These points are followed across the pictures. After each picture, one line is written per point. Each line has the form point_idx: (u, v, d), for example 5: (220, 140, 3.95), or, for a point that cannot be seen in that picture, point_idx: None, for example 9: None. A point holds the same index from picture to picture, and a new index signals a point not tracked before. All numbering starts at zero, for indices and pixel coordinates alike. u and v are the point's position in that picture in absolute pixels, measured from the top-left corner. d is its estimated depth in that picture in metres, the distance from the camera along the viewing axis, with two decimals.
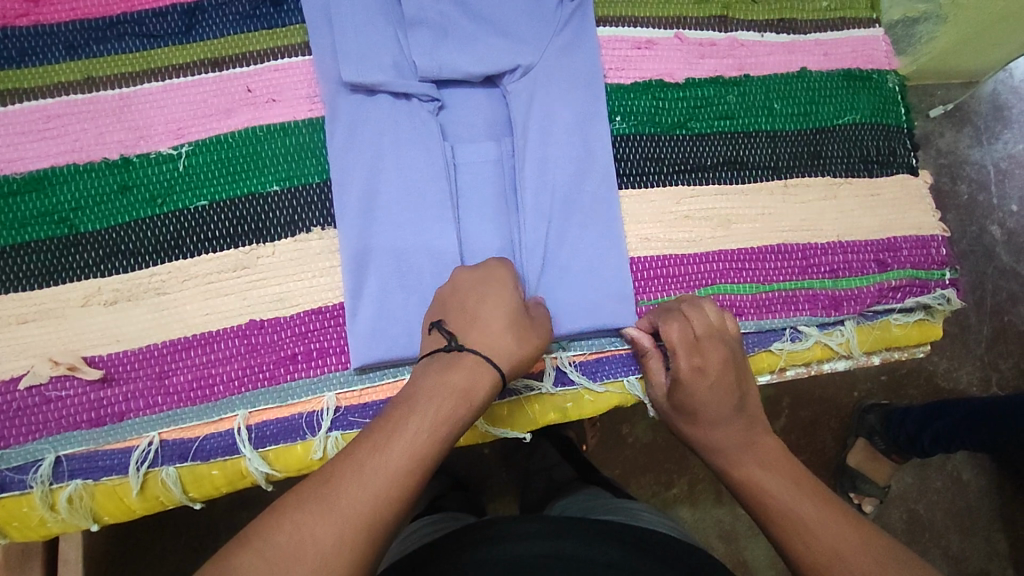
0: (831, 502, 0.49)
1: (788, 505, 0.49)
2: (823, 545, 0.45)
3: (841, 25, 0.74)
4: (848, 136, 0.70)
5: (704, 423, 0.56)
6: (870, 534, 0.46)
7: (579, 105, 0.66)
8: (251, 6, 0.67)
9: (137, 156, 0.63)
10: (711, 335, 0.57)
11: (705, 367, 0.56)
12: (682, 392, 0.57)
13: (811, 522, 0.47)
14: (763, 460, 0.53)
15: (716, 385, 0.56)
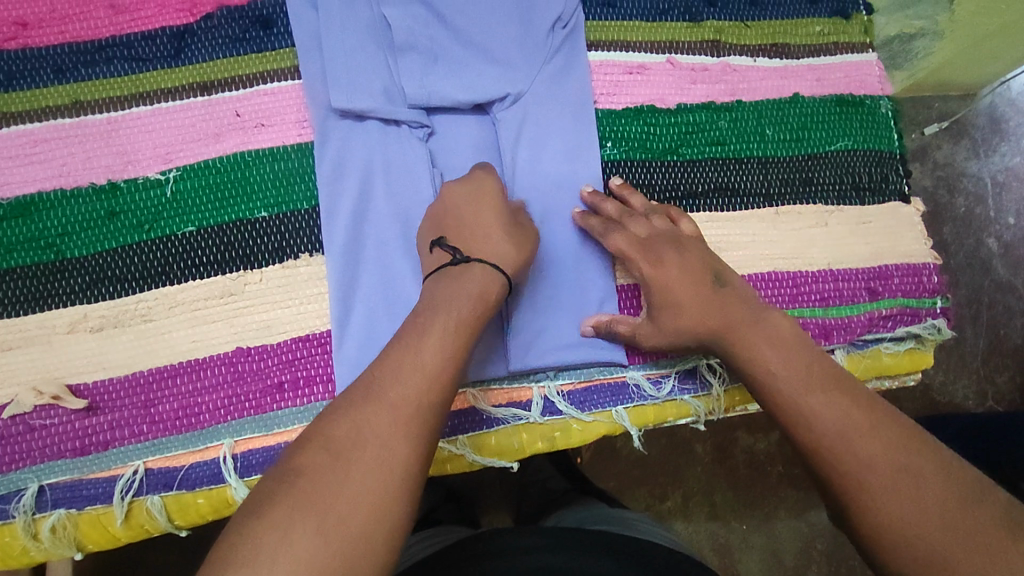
0: (841, 392, 0.49)
1: (792, 392, 0.51)
2: (831, 431, 0.48)
3: (833, 49, 0.74)
4: (839, 163, 0.70)
5: (687, 313, 0.57)
6: (879, 417, 0.48)
7: (568, 131, 0.67)
8: (240, 30, 0.66)
9: (125, 181, 0.63)
10: (659, 236, 0.61)
11: (661, 256, 0.59)
12: (656, 287, 0.59)
13: (818, 409, 0.49)
14: (769, 344, 0.54)
15: (684, 276, 0.58)
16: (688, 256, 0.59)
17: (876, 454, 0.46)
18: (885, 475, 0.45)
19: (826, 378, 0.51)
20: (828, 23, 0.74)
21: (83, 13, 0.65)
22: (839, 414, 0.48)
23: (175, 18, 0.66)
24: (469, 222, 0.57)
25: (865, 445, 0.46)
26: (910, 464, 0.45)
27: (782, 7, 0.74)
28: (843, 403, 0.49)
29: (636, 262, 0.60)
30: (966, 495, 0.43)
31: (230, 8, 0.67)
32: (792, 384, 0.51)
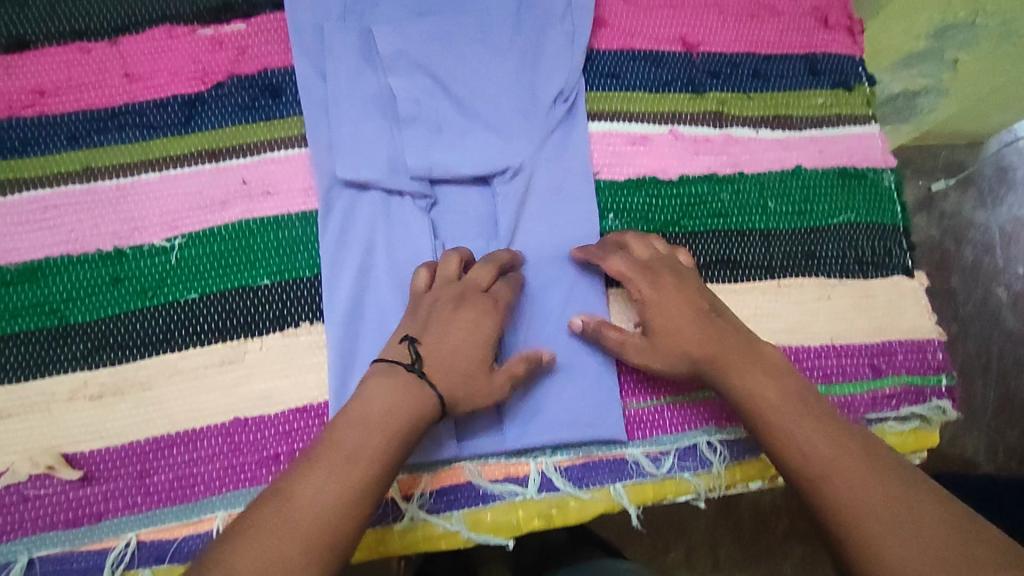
0: (835, 424, 0.51)
1: (777, 419, 0.53)
2: (817, 456, 0.49)
3: (836, 121, 0.74)
4: (841, 236, 0.70)
5: (682, 335, 0.58)
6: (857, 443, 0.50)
7: (566, 202, 0.68)
8: (249, 98, 0.68)
9: (130, 248, 0.63)
10: (658, 260, 0.62)
11: (663, 289, 0.60)
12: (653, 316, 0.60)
13: (803, 435, 0.51)
14: (757, 371, 0.56)
15: (682, 301, 0.60)
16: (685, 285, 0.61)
17: (858, 477, 0.48)
18: (880, 508, 0.46)
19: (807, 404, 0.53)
20: (831, 96, 0.75)
21: (99, 81, 0.67)
22: (832, 444, 0.50)
23: (186, 86, 0.68)
24: (458, 309, 0.57)
25: (858, 478, 0.47)
26: (905, 499, 0.46)
27: (784, 79, 0.74)
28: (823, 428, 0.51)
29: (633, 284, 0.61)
30: (959, 526, 0.44)
31: (241, 78, 0.68)
32: (785, 414, 0.53)
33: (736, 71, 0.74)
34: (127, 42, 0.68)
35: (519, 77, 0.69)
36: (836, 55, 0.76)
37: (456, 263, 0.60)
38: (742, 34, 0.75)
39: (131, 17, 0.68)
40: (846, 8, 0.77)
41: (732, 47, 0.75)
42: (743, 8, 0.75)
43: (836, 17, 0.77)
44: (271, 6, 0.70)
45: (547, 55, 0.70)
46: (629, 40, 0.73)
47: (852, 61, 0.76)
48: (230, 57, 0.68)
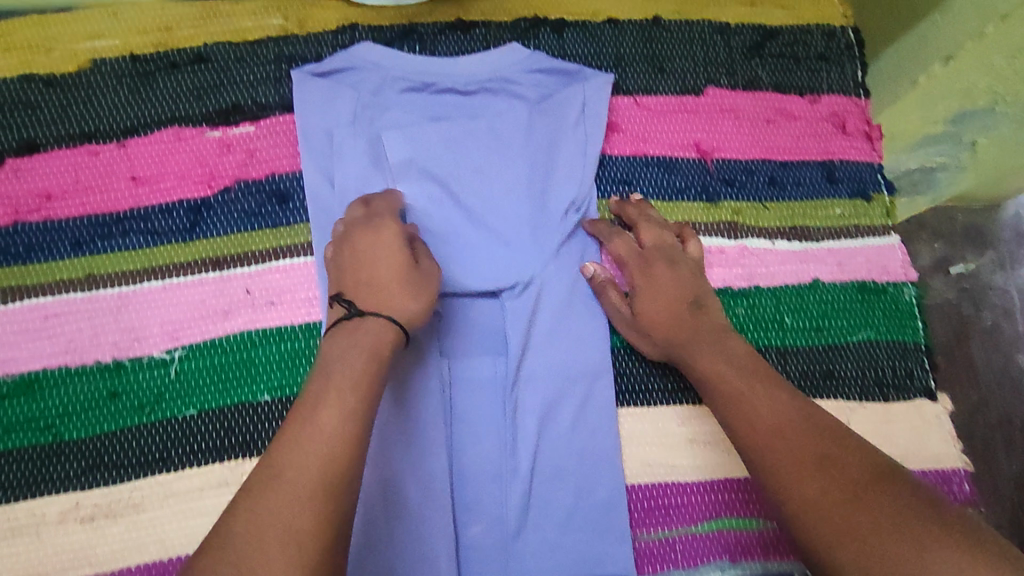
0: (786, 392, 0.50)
1: (736, 388, 0.52)
2: (766, 424, 0.48)
3: (854, 232, 0.73)
4: (861, 355, 0.68)
5: (665, 304, 0.62)
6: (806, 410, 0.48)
7: (576, 319, 0.67)
8: (256, 203, 0.66)
9: (129, 359, 0.62)
10: (654, 248, 0.66)
11: (653, 271, 0.64)
12: (640, 299, 0.63)
13: (757, 404, 0.50)
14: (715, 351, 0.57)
15: (670, 281, 0.63)
16: (674, 265, 0.65)
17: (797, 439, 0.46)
18: (805, 460, 0.44)
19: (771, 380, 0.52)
20: (848, 205, 0.73)
21: (105, 185, 0.65)
22: (772, 409, 0.49)
23: (192, 190, 0.66)
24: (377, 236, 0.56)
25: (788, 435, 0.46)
26: (830, 450, 0.44)
27: (801, 187, 0.73)
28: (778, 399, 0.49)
29: (628, 270, 0.65)
30: (882, 475, 0.41)
31: (248, 182, 0.67)
32: (742, 376, 0.53)
33: (752, 178, 0.73)
34: (135, 144, 0.67)
35: (530, 184, 0.68)
36: (855, 163, 0.74)
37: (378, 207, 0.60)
38: (758, 138, 0.74)
39: (141, 119, 0.67)
40: (863, 113, 0.77)
41: (747, 153, 0.73)
42: (759, 112, 0.74)
43: (853, 123, 0.76)
44: (281, 108, 0.69)
45: (560, 163, 0.69)
46: (643, 146, 0.72)
47: (871, 168, 0.75)
48: (238, 160, 0.67)
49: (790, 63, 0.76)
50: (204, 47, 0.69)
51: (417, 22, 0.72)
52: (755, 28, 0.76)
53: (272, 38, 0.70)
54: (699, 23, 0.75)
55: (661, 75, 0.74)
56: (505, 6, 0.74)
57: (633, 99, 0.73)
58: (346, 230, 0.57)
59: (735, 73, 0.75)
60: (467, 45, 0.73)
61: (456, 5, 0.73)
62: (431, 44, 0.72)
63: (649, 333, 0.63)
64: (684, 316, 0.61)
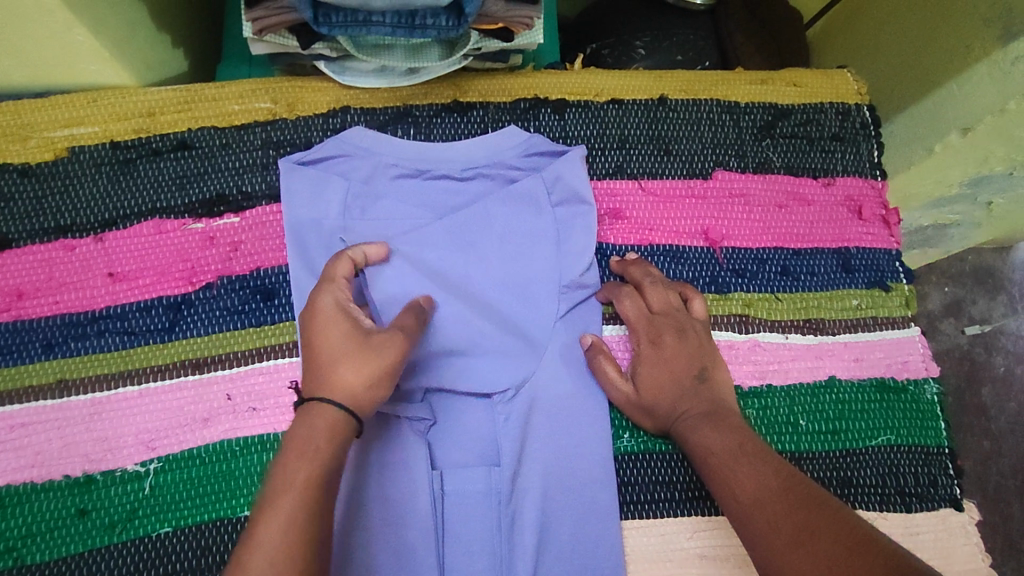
0: (765, 461, 0.53)
1: (720, 463, 0.55)
2: (750, 498, 0.51)
3: (872, 324, 0.69)
4: (881, 461, 0.64)
5: (668, 378, 0.61)
6: (786, 477, 0.51)
7: (577, 423, 0.62)
8: (239, 300, 0.63)
9: (100, 473, 0.58)
10: (664, 314, 0.64)
11: (663, 342, 0.62)
12: (643, 368, 0.62)
13: (739, 478, 0.53)
14: (712, 423, 0.58)
15: (677, 356, 0.62)
16: (684, 336, 0.63)
17: (780, 511, 0.49)
18: (786, 532, 0.47)
19: (754, 452, 0.55)
20: (865, 295, 0.70)
21: (81, 281, 0.62)
22: (756, 480, 0.52)
23: (172, 287, 0.62)
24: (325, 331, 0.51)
25: (766, 526, 0.48)
26: (811, 521, 0.47)
27: (815, 276, 0.70)
28: (760, 471, 0.52)
29: (637, 336, 0.64)
30: (857, 542, 0.43)
31: (231, 278, 0.63)
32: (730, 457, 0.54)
33: (763, 268, 0.69)
34: (112, 237, 0.63)
35: (528, 279, 0.65)
36: (871, 250, 0.72)
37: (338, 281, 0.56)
38: (770, 224, 0.71)
39: (121, 210, 0.64)
40: (880, 195, 0.73)
41: (759, 241, 0.70)
42: (771, 197, 0.71)
43: (870, 208, 0.73)
44: (267, 198, 0.66)
45: (559, 254, 0.66)
46: (648, 234, 0.69)
47: (888, 255, 0.72)
48: (222, 255, 0.64)
49: (802, 144, 0.74)
50: (188, 132, 0.66)
51: (412, 104, 0.70)
52: (765, 108, 0.74)
53: (259, 122, 0.68)
54: (708, 103, 0.73)
55: (667, 157, 0.71)
56: (504, 86, 0.71)
57: (639, 183, 0.70)
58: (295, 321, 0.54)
59: (745, 155, 0.72)
60: (464, 128, 0.70)
61: (453, 86, 0.70)
62: (426, 127, 0.70)
63: (653, 410, 0.61)
64: (686, 388, 0.61)
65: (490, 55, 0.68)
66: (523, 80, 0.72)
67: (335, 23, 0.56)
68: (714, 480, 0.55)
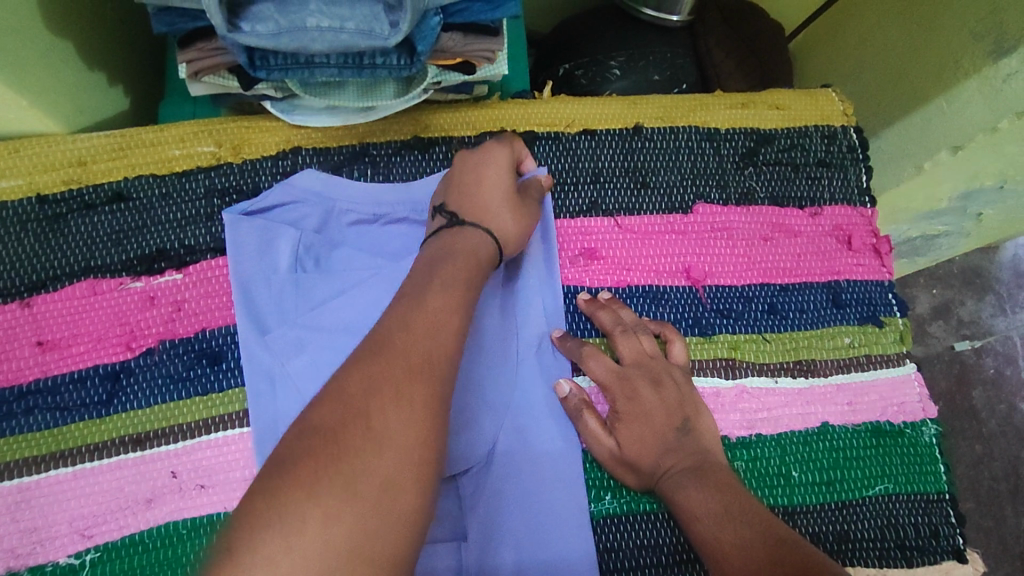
0: (758, 518, 0.49)
1: (709, 522, 0.51)
2: (740, 558, 0.47)
3: (866, 364, 0.65)
4: (879, 513, 0.61)
5: (650, 431, 0.57)
6: (780, 537, 0.47)
7: (553, 486, 0.58)
8: (183, 366, 0.57)
9: (30, 568, 0.52)
10: (644, 362, 0.59)
11: (638, 397, 0.58)
12: (623, 426, 0.58)
13: (732, 538, 0.49)
14: (698, 482, 0.53)
15: (658, 405, 0.58)
16: (662, 387, 0.59)
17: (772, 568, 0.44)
18: None
19: (745, 509, 0.51)
20: (858, 332, 0.66)
21: (6, 352, 0.56)
22: (748, 539, 0.48)
23: (110, 354, 0.57)
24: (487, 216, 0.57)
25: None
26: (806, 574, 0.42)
27: (805, 314, 0.66)
28: (752, 530, 0.48)
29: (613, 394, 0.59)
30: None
31: (174, 341, 0.58)
32: (715, 518, 0.51)
33: (750, 306, 0.65)
34: (41, 302, 0.58)
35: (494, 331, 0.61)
36: (862, 282, 0.68)
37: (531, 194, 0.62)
38: (756, 260, 0.66)
39: (50, 270, 0.59)
40: (870, 223, 0.70)
41: (744, 277, 0.66)
42: (756, 230, 0.67)
43: (860, 237, 0.69)
44: (212, 251, 0.60)
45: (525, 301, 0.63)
46: (627, 274, 0.65)
47: (880, 287, 0.68)
48: (164, 315, 0.58)
49: (787, 171, 0.70)
50: (123, 181, 0.61)
51: (369, 142, 0.65)
52: (747, 133, 0.70)
53: (202, 168, 0.62)
54: (686, 130, 0.69)
55: (645, 191, 0.67)
56: (469, 119, 0.66)
57: (615, 220, 0.66)
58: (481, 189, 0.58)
59: (727, 185, 0.68)
60: (426, 166, 0.65)
61: (413, 121, 0.65)
62: (384, 166, 0.64)
63: (636, 467, 0.57)
64: (670, 443, 0.57)
65: (452, 87, 0.63)
66: (489, 111, 0.67)
67: (274, 66, 0.51)
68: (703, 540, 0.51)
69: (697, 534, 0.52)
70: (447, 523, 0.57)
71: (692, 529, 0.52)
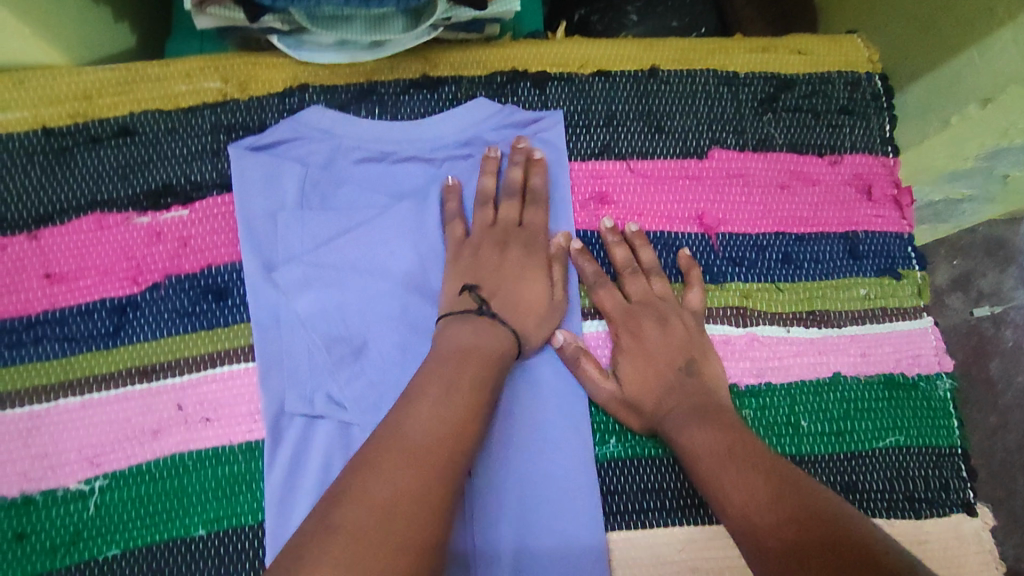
0: (758, 460, 0.48)
1: (708, 462, 0.50)
2: (740, 503, 0.46)
3: (881, 315, 0.64)
4: (889, 465, 0.60)
5: (653, 372, 0.56)
6: (782, 480, 0.46)
7: (554, 427, 0.57)
8: (189, 301, 0.57)
9: (41, 493, 0.53)
10: (648, 300, 0.59)
11: (643, 331, 0.58)
12: (626, 362, 0.57)
13: (732, 482, 0.48)
14: (701, 423, 0.52)
15: (662, 343, 0.57)
16: (668, 326, 0.58)
17: (774, 516, 0.44)
18: (787, 537, 0.42)
19: (746, 452, 0.49)
20: (874, 284, 0.64)
21: (14, 283, 0.57)
22: (748, 484, 0.47)
23: (116, 287, 0.57)
24: (504, 252, 0.59)
25: (767, 535, 0.43)
26: (812, 521, 0.42)
27: (820, 264, 0.64)
28: (752, 475, 0.47)
29: (616, 329, 0.59)
30: (871, 550, 0.39)
31: (180, 276, 0.58)
32: (716, 454, 0.50)
33: (763, 255, 0.64)
34: (49, 235, 0.58)
35: None
36: (881, 234, 0.66)
37: (522, 169, 0.61)
38: (771, 208, 0.65)
39: (56, 204, 0.58)
40: (891, 174, 0.68)
41: (758, 226, 0.64)
42: (773, 177, 0.65)
43: (880, 187, 0.67)
44: (218, 187, 0.60)
45: None
46: (637, 220, 0.63)
47: (900, 240, 0.66)
48: (169, 251, 0.58)
49: (807, 118, 0.67)
50: (129, 116, 0.60)
51: (376, 80, 0.63)
52: (767, 78, 0.67)
53: (208, 103, 0.61)
54: (703, 74, 0.67)
55: (659, 135, 0.65)
56: (479, 59, 0.65)
57: (627, 164, 0.64)
58: (500, 232, 0.59)
59: (744, 131, 0.66)
60: (435, 106, 0.64)
61: (421, 60, 0.64)
62: (392, 106, 0.63)
63: (641, 410, 0.56)
64: (673, 381, 0.56)
65: (462, 25, 0.61)
66: (500, 51, 0.65)
67: None
68: (705, 482, 0.50)
69: (699, 474, 0.50)
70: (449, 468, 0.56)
71: (691, 469, 0.51)
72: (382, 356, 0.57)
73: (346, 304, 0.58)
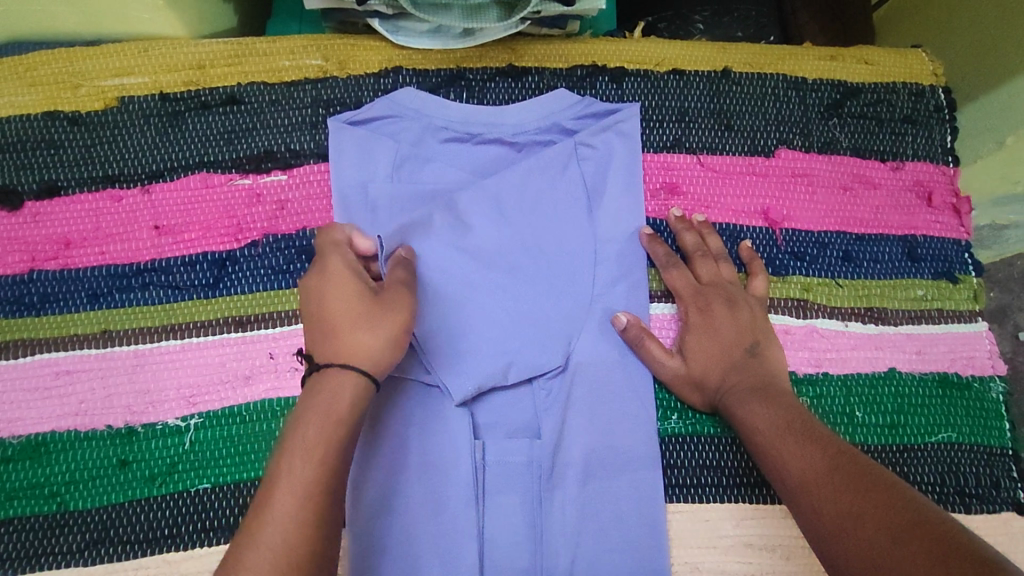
0: (816, 435, 0.50)
1: (765, 438, 0.52)
2: (797, 474, 0.49)
3: (937, 317, 0.66)
4: (941, 460, 0.62)
5: (718, 351, 0.59)
6: (840, 454, 0.48)
7: (620, 399, 0.60)
8: (284, 260, 0.61)
9: (143, 425, 0.58)
10: (718, 286, 0.61)
11: (712, 311, 0.60)
12: (692, 341, 0.60)
13: (786, 455, 0.50)
14: (758, 400, 0.55)
15: (731, 326, 0.59)
16: (739, 310, 0.60)
17: (829, 488, 0.46)
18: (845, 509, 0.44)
19: (805, 430, 0.51)
20: (932, 287, 0.67)
21: (126, 233, 0.61)
22: (806, 458, 0.49)
23: (218, 243, 0.61)
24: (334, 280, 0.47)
25: (825, 506, 0.45)
26: (868, 496, 0.43)
27: (879, 264, 0.67)
28: (811, 450, 0.49)
29: (684, 306, 0.62)
30: (920, 520, 0.39)
31: (277, 237, 0.62)
32: (774, 428, 0.52)
33: (825, 252, 0.66)
34: (158, 189, 0.62)
35: (569, 243, 0.63)
36: (939, 239, 0.68)
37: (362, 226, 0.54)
38: (835, 208, 0.67)
39: (168, 163, 0.63)
40: (951, 182, 0.70)
41: (821, 224, 0.67)
42: (837, 179, 0.68)
43: (941, 195, 0.69)
44: (316, 157, 0.64)
45: (595, 219, 0.64)
46: (705, 210, 0.66)
47: (957, 246, 0.68)
48: (268, 212, 0.62)
49: (872, 125, 0.70)
50: (237, 87, 0.65)
51: (465, 66, 0.67)
52: (834, 85, 0.70)
53: (309, 80, 0.66)
54: (773, 78, 0.70)
55: (728, 133, 0.68)
56: (562, 52, 0.68)
57: (697, 158, 0.67)
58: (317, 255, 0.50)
59: (810, 133, 0.69)
60: (519, 93, 0.68)
61: (508, 50, 0.68)
62: (478, 91, 0.67)
63: (702, 386, 0.59)
64: (737, 361, 0.58)
65: (548, 20, 0.65)
66: (581, 46, 0.69)
67: None
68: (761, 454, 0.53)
69: (756, 448, 0.53)
70: (462, 466, 0.57)
71: (750, 441, 0.54)
72: (463, 324, 0.60)
73: (430, 274, 0.61)
